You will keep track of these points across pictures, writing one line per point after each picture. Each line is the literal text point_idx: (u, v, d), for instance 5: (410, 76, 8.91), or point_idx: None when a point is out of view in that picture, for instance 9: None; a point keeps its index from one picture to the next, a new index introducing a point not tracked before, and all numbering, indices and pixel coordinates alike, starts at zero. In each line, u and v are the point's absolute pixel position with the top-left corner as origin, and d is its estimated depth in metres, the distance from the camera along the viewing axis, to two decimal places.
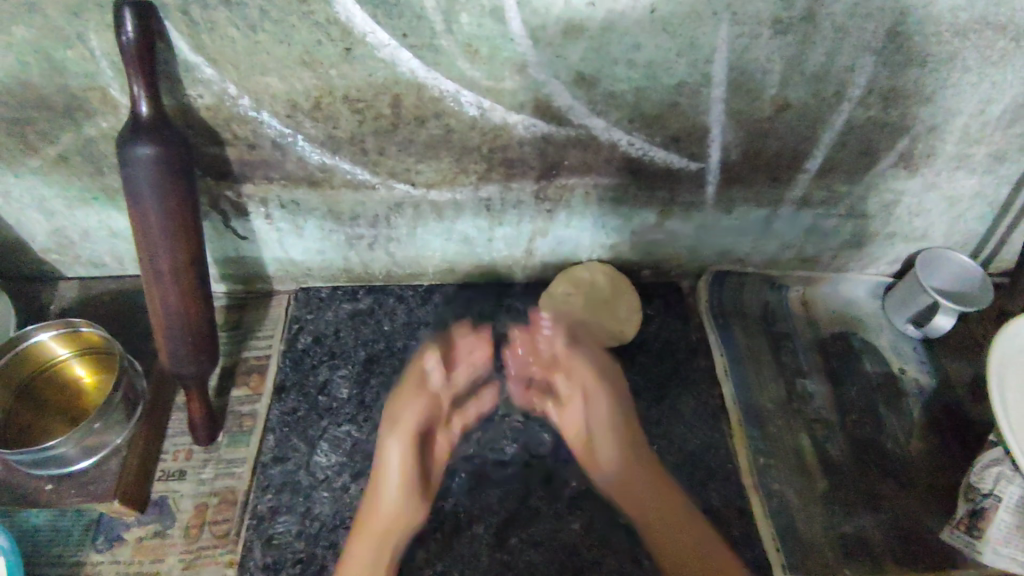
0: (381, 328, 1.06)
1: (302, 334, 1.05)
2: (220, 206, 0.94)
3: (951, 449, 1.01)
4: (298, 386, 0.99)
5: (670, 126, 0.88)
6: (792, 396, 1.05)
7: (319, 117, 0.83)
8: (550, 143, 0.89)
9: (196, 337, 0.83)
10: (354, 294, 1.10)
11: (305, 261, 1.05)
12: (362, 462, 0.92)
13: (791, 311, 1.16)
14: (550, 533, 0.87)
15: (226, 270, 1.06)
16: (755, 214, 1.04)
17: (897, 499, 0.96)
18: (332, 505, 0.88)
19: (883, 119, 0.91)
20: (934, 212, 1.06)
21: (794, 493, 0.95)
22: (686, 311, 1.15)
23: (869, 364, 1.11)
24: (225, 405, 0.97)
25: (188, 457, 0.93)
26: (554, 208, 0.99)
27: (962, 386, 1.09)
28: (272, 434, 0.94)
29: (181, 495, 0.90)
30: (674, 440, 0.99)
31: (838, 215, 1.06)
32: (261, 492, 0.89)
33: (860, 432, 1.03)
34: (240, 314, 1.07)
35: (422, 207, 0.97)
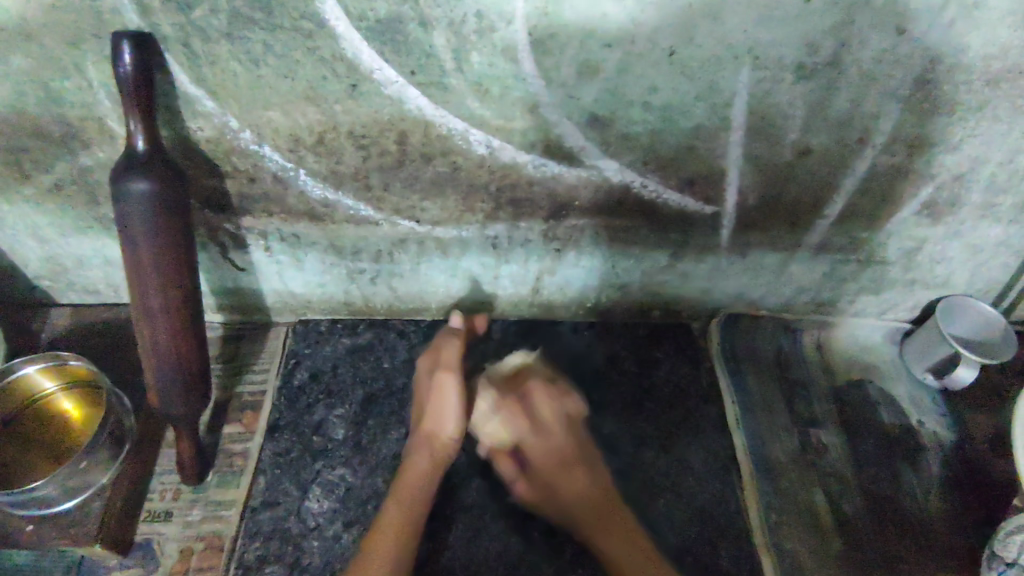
0: (381, 365, 1.02)
1: (298, 369, 1.01)
2: (218, 238, 0.91)
3: (974, 510, 0.96)
4: (292, 425, 0.95)
5: (685, 169, 0.85)
6: (806, 448, 1.01)
7: (322, 152, 0.80)
8: (560, 184, 0.86)
9: (187, 376, 0.80)
10: (354, 328, 1.06)
11: (305, 294, 1.02)
12: (355, 509, 0.88)
13: (806, 356, 1.11)
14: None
15: (223, 300, 1.03)
16: (770, 258, 1.00)
17: (917, 562, 0.91)
18: (322, 555, 0.84)
19: (906, 167, 0.87)
20: (957, 259, 1.03)
21: (807, 554, 0.91)
22: (696, 354, 1.10)
23: (886, 415, 1.06)
24: (216, 441, 0.94)
25: (175, 497, 0.89)
26: (563, 247, 0.95)
27: (984, 442, 1.04)
28: (263, 477, 0.91)
29: (166, 537, 0.86)
30: (683, 494, 0.96)
31: (857, 261, 1.02)
32: (249, 538, 0.86)
33: (876, 489, 0.98)
34: (236, 345, 1.04)
35: (427, 243, 0.93)
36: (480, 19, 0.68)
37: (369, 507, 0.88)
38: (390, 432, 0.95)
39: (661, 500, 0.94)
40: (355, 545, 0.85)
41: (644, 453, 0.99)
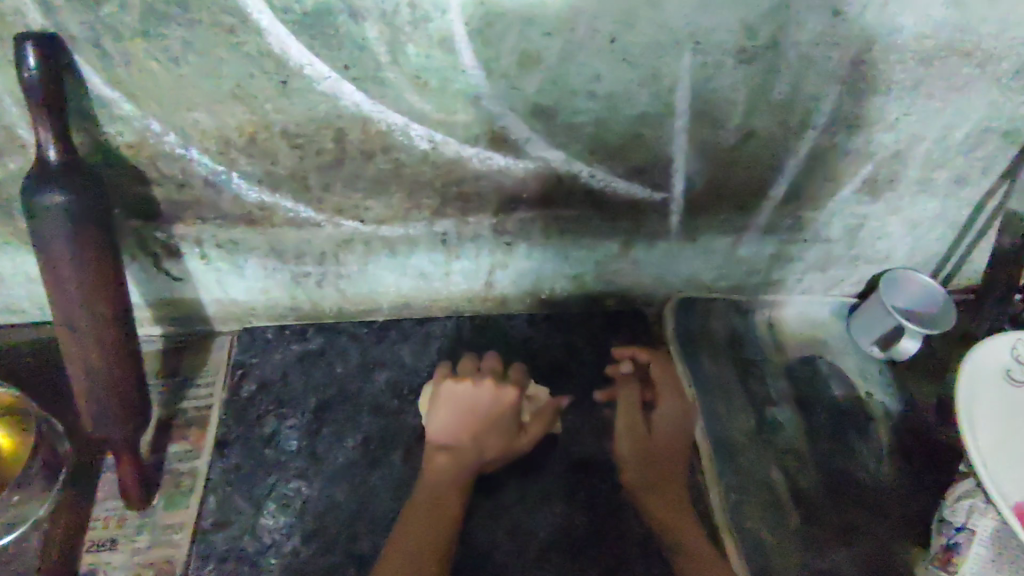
0: (333, 371, 0.99)
1: (246, 380, 0.97)
2: (149, 248, 0.86)
3: (923, 477, 1.00)
4: (242, 439, 0.92)
5: (632, 157, 0.84)
6: (762, 426, 1.04)
7: (255, 154, 0.76)
8: (507, 177, 0.84)
9: (124, 396, 0.76)
10: (303, 334, 1.03)
11: (248, 301, 0.98)
12: (313, 521, 0.85)
13: (758, 338, 1.14)
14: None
15: (160, 313, 0.97)
16: (720, 241, 1.01)
17: (872, 531, 0.94)
18: (281, 572, 0.81)
19: (847, 146, 0.89)
20: (898, 234, 1.06)
21: (767, 531, 0.94)
22: (652, 340, 1.11)
23: (836, 389, 1.09)
24: (160, 461, 0.89)
25: (120, 524, 0.84)
26: (514, 241, 0.94)
27: (929, 409, 1.08)
28: (214, 495, 0.87)
29: (113, 567, 0.80)
30: None
31: (803, 240, 1.04)
32: (202, 561, 0.82)
33: (831, 462, 1.01)
34: (178, 360, 0.99)
35: (373, 243, 0.90)
36: (414, 9, 0.66)
37: (328, 518, 0.86)
38: (346, 439, 0.93)
39: None
40: (314, 558, 0.82)
41: (606, 445, 0.96)
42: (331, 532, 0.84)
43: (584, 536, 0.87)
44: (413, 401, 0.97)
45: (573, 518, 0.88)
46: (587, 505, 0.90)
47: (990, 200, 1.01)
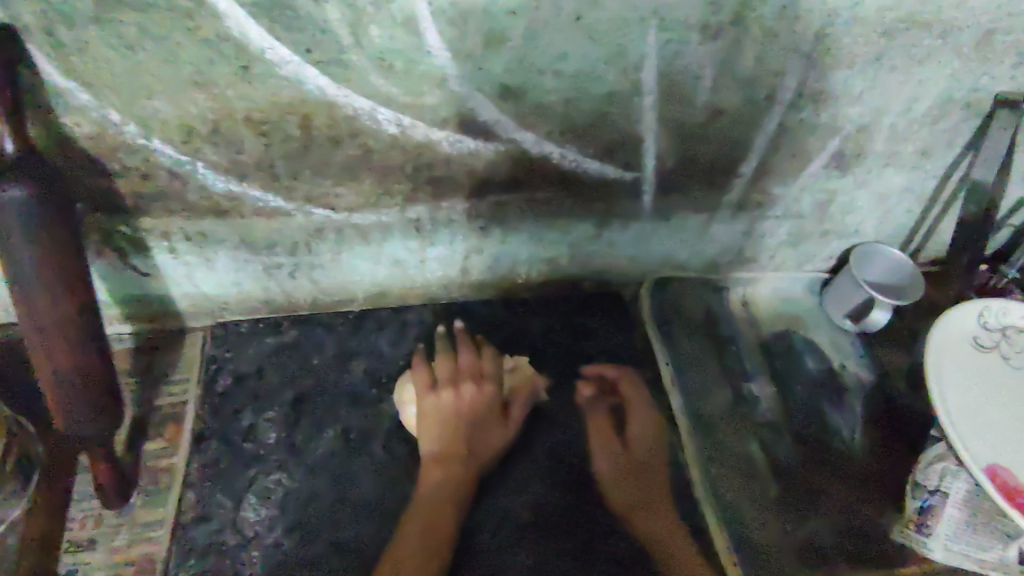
0: (310, 362, 0.98)
1: (222, 374, 0.96)
2: (115, 243, 0.84)
3: (895, 442, 1.03)
4: (218, 434, 0.91)
5: (602, 137, 0.84)
6: (739, 400, 1.06)
7: (219, 143, 0.75)
8: (478, 160, 0.83)
9: (94, 394, 0.74)
10: (277, 326, 1.01)
11: (220, 295, 0.96)
12: (295, 512, 0.85)
13: (733, 315, 1.15)
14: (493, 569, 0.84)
15: (130, 310, 0.95)
16: (693, 219, 1.02)
17: (847, 497, 0.96)
18: (263, 564, 0.81)
19: (813, 121, 0.90)
20: (866, 208, 1.07)
21: (746, 502, 0.95)
22: (629, 320, 1.11)
23: (811, 361, 1.11)
24: (136, 460, 0.88)
25: (98, 523, 0.83)
26: (488, 225, 0.93)
27: (900, 379, 1.11)
28: (193, 491, 0.86)
29: (93, 566, 0.80)
30: None
31: (774, 216, 1.05)
32: (183, 557, 0.81)
33: (807, 432, 1.03)
34: (150, 357, 0.98)
35: (345, 231, 0.89)
36: None
37: (310, 508, 0.85)
38: (325, 429, 0.92)
39: (605, 467, 0.94)
40: (297, 549, 0.82)
41: (585, 424, 0.98)
42: (313, 522, 0.84)
43: (565, 513, 0.89)
44: (392, 389, 0.97)
45: (553, 497, 0.90)
46: (567, 483, 0.92)
47: (954, 171, 1.03)
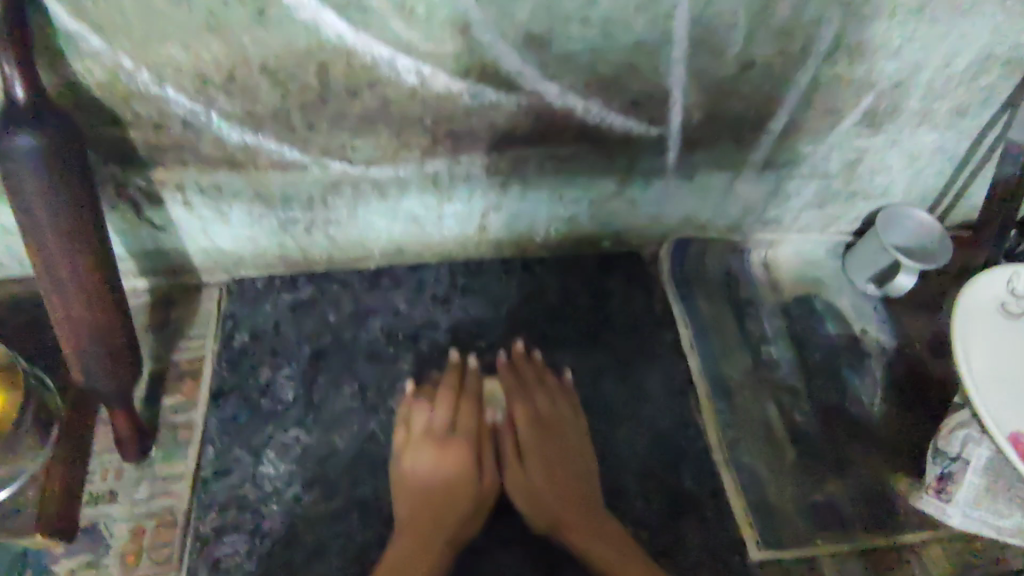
0: (326, 319, 0.97)
1: (238, 330, 0.96)
2: (129, 196, 0.83)
3: (915, 410, 1.02)
4: (236, 390, 0.91)
5: (628, 89, 0.81)
6: (759, 364, 1.04)
7: (234, 91, 0.72)
8: (499, 112, 0.81)
9: (111, 348, 0.74)
10: (293, 283, 1.00)
11: (235, 250, 0.95)
12: (314, 468, 0.85)
13: (755, 278, 1.13)
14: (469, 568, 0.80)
15: (145, 264, 0.94)
16: (717, 178, 0.99)
17: (866, 463, 0.96)
18: (282, 518, 0.81)
19: (848, 76, 0.86)
20: (896, 168, 1.04)
21: (764, 465, 0.95)
22: (648, 282, 1.10)
23: (831, 327, 1.09)
24: (156, 417, 0.88)
25: (118, 477, 0.84)
26: (507, 181, 0.91)
27: (922, 344, 1.09)
28: (212, 446, 0.86)
29: (113, 519, 0.81)
30: (644, 420, 0.96)
31: (801, 176, 1.02)
32: (203, 510, 0.82)
33: (826, 397, 1.02)
34: (167, 312, 0.97)
35: (362, 185, 0.87)
36: None
37: (328, 465, 0.86)
38: (343, 387, 0.92)
39: (623, 428, 0.95)
40: (316, 505, 0.83)
41: (602, 386, 0.98)
42: (331, 478, 0.85)
43: None
44: (409, 348, 0.96)
45: None
46: None
47: (991, 131, 0.99)
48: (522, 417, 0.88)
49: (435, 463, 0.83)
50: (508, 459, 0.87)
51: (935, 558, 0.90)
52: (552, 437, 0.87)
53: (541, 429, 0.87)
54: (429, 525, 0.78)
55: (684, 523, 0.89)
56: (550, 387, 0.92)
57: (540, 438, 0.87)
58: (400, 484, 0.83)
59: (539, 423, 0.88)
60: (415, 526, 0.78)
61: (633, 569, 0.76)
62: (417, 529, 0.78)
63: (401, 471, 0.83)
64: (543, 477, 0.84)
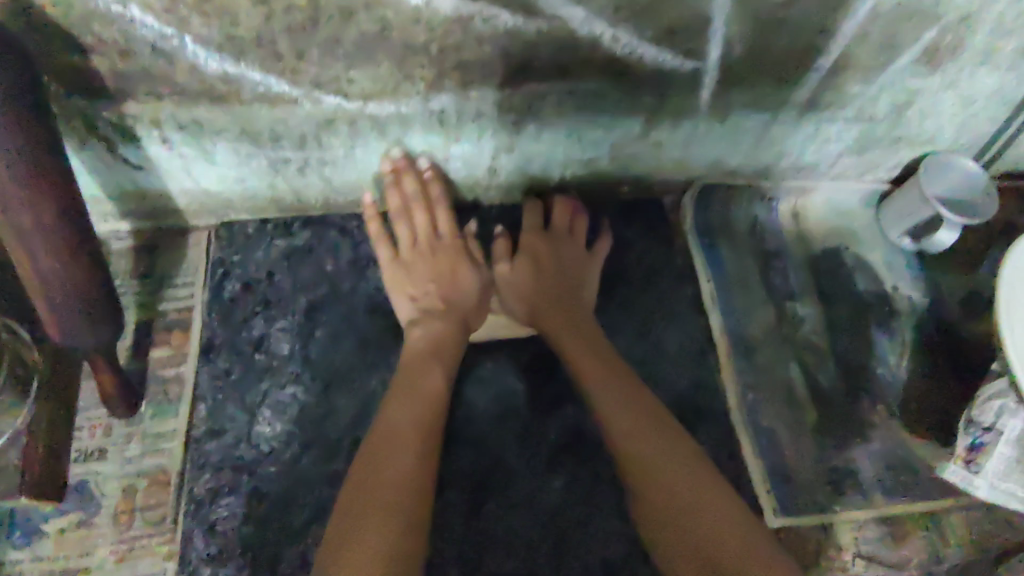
0: (323, 268, 0.91)
1: (229, 279, 0.89)
2: (99, 131, 0.74)
3: (946, 372, 0.96)
4: (229, 343, 0.85)
5: (663, 16, 0.71)
6: (783, 321, 0.98)
7: (210, 13, 0.62)
8: (516, 41, 0.71)
9: (89, 303, 0.67)
10: (287, 227, 0.93)
11: (222, 192, 0.87)
12: (313, 427, 0.81)
13: (782, 227, 1.05)
14: (478, 555, 0.77)
15: (125, 205, 0.87)
16: (753, 119, 0.89)
17: (890, 428, 0.92)
18: (281, 480, 0.78)
19: (915, 5, 0.75)
20: (949, 112, 0.94)
21: (784, 428, 0.91)
22: (669, 231, 1.02)
23: (861, 282, 1.03)
24: (144, 371, 0.83)
25: (107, 433, 0.80)
26: (521, 120, 0.82)
27: (957, 303, 1.02)
28: (204, 403, 0.82)
29: (105, 477, 0.78)
30: (661, 380, 0.91)
31: (844, 118, 0.92)
32: (197, 471, 0.78)
33: (852, 358, 0.96)
34: (151, 258, 0.90)
35: (360, 122, 0.78)
36: None
37: (328, 424, 0.81)
38: (342, 342, 0.86)
39: None
40: (316, 466, 0.79)
41: (617, 342, 0.93)
42: (331, 438, 0.80)
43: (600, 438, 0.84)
44: None
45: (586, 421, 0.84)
46: None
47: None
48: (528, 231, 0.91)
49: (422, 342, 0.80)
50: (509, 258, 0.90)
51: (956, 527, 0.87)
52: (553, 246, 0.89)
53: (543, 237, 0.90)
54: (433, 321, 0.82)
55: None
56: (558, 210, 0.94)
57: (540, 244, 0.89)
58: (405, 287, 0.86)
59: (544, 236, 0.91)
60: (424, 320, 0.82)
61: (664, 450, 0.70)
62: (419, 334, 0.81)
63: (400, 278, 0.87)
64: (542, 286, 0.86)
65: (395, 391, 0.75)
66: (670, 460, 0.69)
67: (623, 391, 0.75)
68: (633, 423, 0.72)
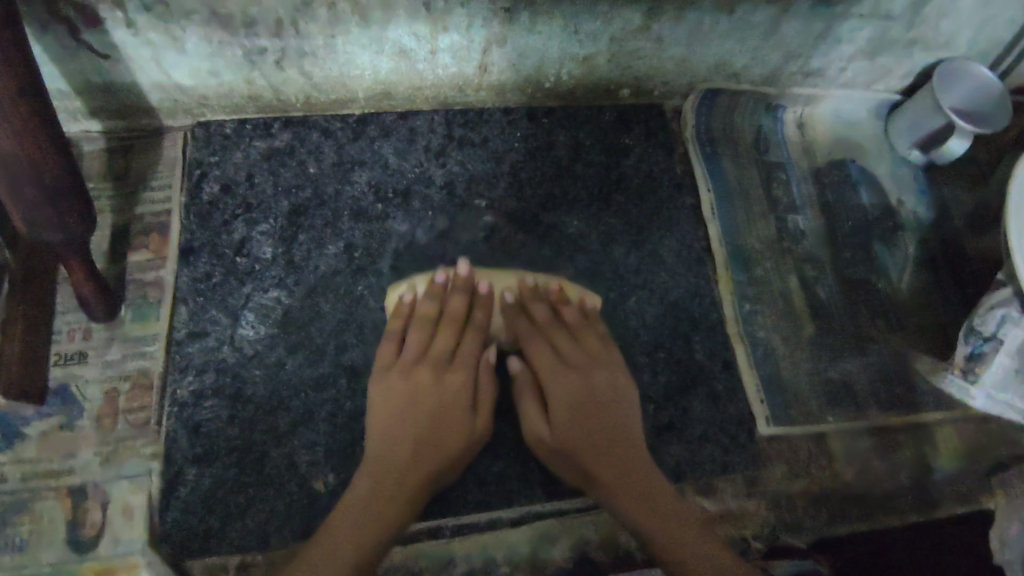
0: (306, 171, 0.86)
1: (207, 181, 0.85)
2: (58, 11, 0.68)
3: (946, 287, 0.94)
4: (209, 247, 0.82)
5: None
6: (783, 233, 0.95)
7: None
8: None
9: (54, 192, 0.63)
10: (267, 128, 0.88)
11: (197, 87, 0.82)
12: (298, 332, 0.79)
13: (787, 138, 1.01)
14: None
15: (93, 101, 0.81)
16: (762, 13, 0.84)
17: (887, 340, 0.90)
18: (266, 383, 0.76)
19: None
20: (969, 11, 0.89)
21: (780, 339, 0.89)
22: (669, 139, 0.97)
23: (865, 195, 0.99)
24: (122, 275, 0.80)
25: (87, 337, 0.77)
26: (514, 6, 0.76)
27: (962, 218, 0.99)
28: (184, 307, 0.79)
29: (86, 381, 0.76)
30: (656, 290, 0.89)
31: (859, 15, 0.86)
32: (180, 373, 0.76)
33: (852, 271, 0.94)
34: (125, 160, 0.86)
35: (340, 5, 0.72)
36: None
37: (313, 329, 0.79)
38: (327, 246, 0.83)
39: (633, 297, 0.88)
40: (301, 371, 0.77)
41: (612, 251, 0.90)
42: (317, 343, 0.78)
43: None
44: (399, 204, 0.86)
45: None
46: None
47: None
48: (524, 325, 0.78)
49: (406, 404, 0.71)
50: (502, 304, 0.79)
51: (948, 438, 0.87)
52: (558, 342, 0.76)
53: (549, 335, 0.77)
54: (417, 479, 0.68)
55: (692, 397, 0.84)
56: (569, 325, 0.78)
57: (553, 380, 0.74)
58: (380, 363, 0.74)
59: (561, 360, 0.75)
60: (385, 472, 0.68)
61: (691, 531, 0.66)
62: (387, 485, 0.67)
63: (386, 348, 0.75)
64: (564, 424, 0.72)
65: (380, 486, 0.67)
66: (692, 552, 0.64)
67: (640, 473, 0.70)
68: (684, 548, 0.65)
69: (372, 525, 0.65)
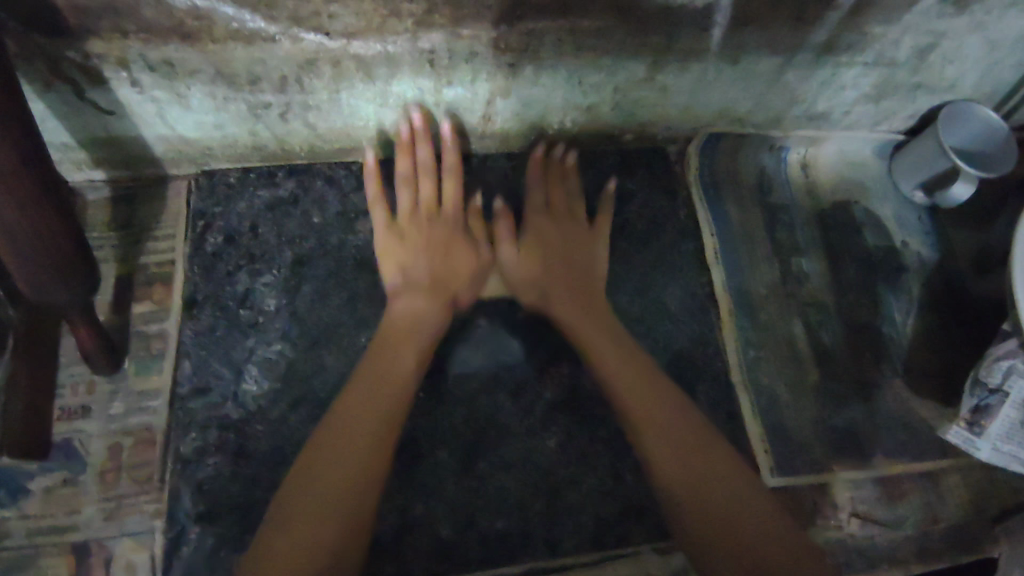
0: (309, 220, 0.86)
1: (211, 231, 0.85)
2: (63, 73, 0.68)
3: (952, 331, 0.94)
4: (212, 299, 0.82)
5: None
6: (787, 278, 0.95)
7: None
8: None
9: (60, 256, 0.63)
10: (271, 176, 0.88)
11: (201, 138, 0.82)
12: (301, 386, 0.78)
13: (790, 180, 1.01)
14: (469, 514, 0.76)
15: (97, 153, 0.82)
16: (766, 63, 0.83)
17: (891, 387, 0.90)
18: (269, 438, 0.76)
19: None
20: (973, 58, 0.89)
21: (785, 387, 0.89)
22: (672, 183, 0.97)
23: (870, 238, 0.99)
24: (125, 326, 0.80)
25: (90, 391, 0.77)
26: (518, 61, 0.76)
27: (966, 260, 0.99)
28: (188, 360, 0.79)
29: (89, 436, 0.76)
30: (659, 338, 0.89)
31: (863, 63, 0.86)
32: (182, 429, 0.76)
33: (857, 316, 0.94)
34: (129, 209, 0.86)
35: (345, 63, 0.72)
36: None
37: (316, 382, 0.79)
38: (330, 298, 0.83)
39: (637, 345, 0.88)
40: (304, 426, 0.77)
41: (616, 299, 0.90)
42: (321, 397, 0.78)
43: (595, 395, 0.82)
44: None
45: (582, 379, 0.83)
46: None
47: None
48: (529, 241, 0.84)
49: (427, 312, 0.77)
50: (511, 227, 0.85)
51: (953, 487, 0.87)
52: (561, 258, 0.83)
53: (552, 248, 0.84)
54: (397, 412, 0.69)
55: None
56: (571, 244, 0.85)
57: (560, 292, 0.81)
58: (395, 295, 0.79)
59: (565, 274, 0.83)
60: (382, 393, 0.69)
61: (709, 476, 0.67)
62: (388, 388, 0.70)
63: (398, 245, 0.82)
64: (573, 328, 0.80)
65: (368, 413, 0.67)
66: (713, 483, 0.66)
67: (662, 404, 0.73)
68: (709, 489, 0.66)
69: (367, 444, 0.65)
